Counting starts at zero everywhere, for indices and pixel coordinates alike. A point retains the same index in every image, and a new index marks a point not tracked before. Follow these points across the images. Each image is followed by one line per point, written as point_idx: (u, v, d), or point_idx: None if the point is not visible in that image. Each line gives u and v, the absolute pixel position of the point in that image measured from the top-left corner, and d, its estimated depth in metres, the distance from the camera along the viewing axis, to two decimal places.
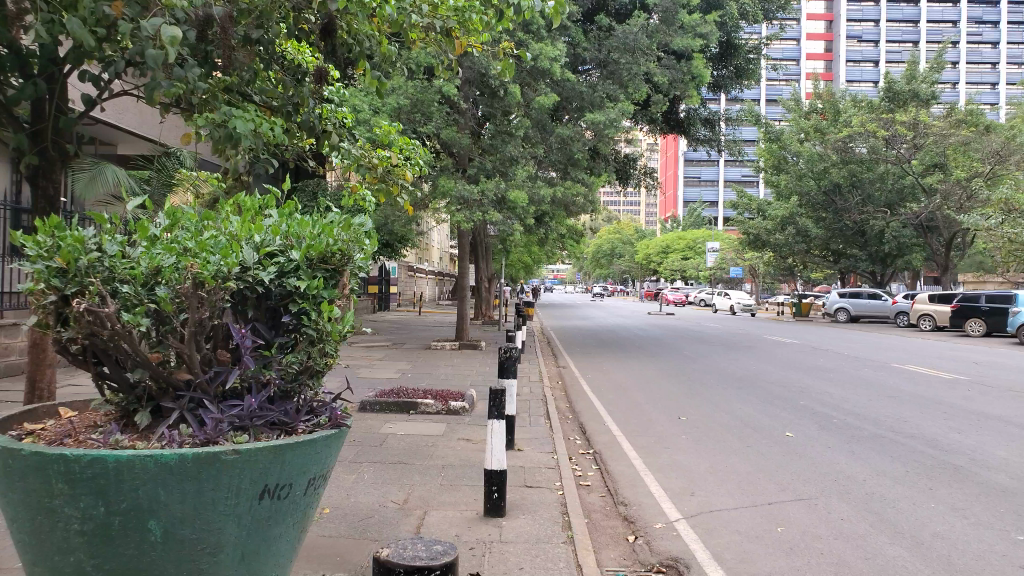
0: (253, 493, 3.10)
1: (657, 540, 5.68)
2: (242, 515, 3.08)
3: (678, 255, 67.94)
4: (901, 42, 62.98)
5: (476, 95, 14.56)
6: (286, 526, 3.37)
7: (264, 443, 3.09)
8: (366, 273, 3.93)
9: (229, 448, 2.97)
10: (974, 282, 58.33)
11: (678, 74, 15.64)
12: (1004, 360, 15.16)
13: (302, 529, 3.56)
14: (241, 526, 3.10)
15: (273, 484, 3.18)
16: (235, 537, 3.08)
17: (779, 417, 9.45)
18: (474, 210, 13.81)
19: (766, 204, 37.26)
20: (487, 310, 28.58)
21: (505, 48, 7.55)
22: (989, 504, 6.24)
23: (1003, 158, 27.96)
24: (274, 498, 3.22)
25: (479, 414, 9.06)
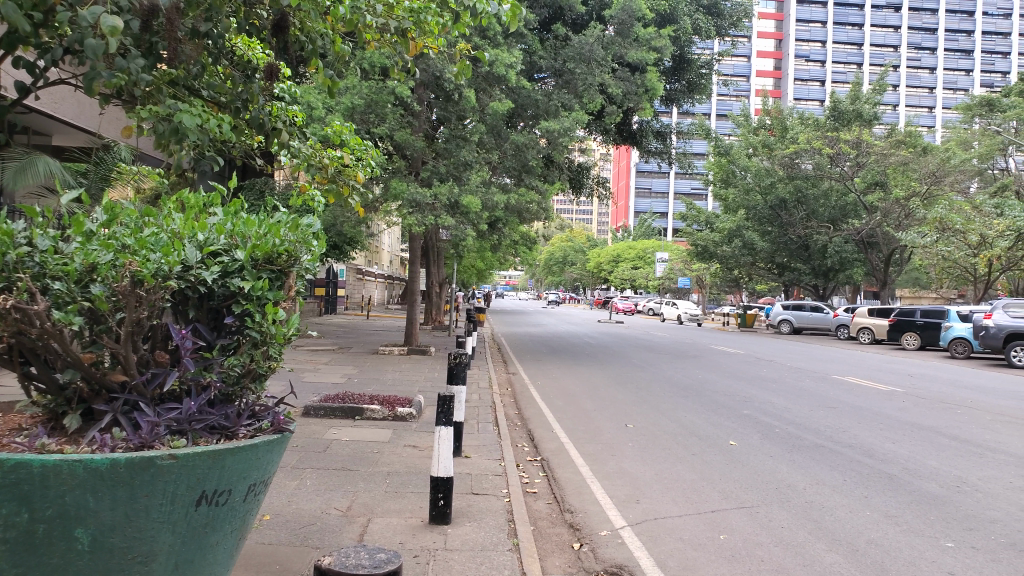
0: (188, 500, 2.99)
1: (603, 548, 5.69)
2: (177, 522, 2.98)
3: (628, 264, 68.80)
4: (846, 63, 65.02)
5: (431, 98, 14.49)
6: (223, 533, 3.27)
7: (202, 448, 2.99)
8: (314, 273, 3.84)
9: (165, 452, 2.87)
10: (910, 297, 60.43)
11: (632, 87, 15.85)
12: (938, 373, 15.75)
13: (240, 536, 3.46)
14: (176, 533, 2.99)
15: (211, 489, 3.08)
16: (169, 545, 2.98)
17: (722, 426, 9.61)
18: (426, 213, 13.73)
19: (714, 217, 38.00)
20: (438, 315, 28.49)
21: (461, 52, 7.51)
22: (921, 512, 6.44)
23: (939, 179, 28.63)
24: (212, 505, 3.12)
25: (427, 420, 8.97)
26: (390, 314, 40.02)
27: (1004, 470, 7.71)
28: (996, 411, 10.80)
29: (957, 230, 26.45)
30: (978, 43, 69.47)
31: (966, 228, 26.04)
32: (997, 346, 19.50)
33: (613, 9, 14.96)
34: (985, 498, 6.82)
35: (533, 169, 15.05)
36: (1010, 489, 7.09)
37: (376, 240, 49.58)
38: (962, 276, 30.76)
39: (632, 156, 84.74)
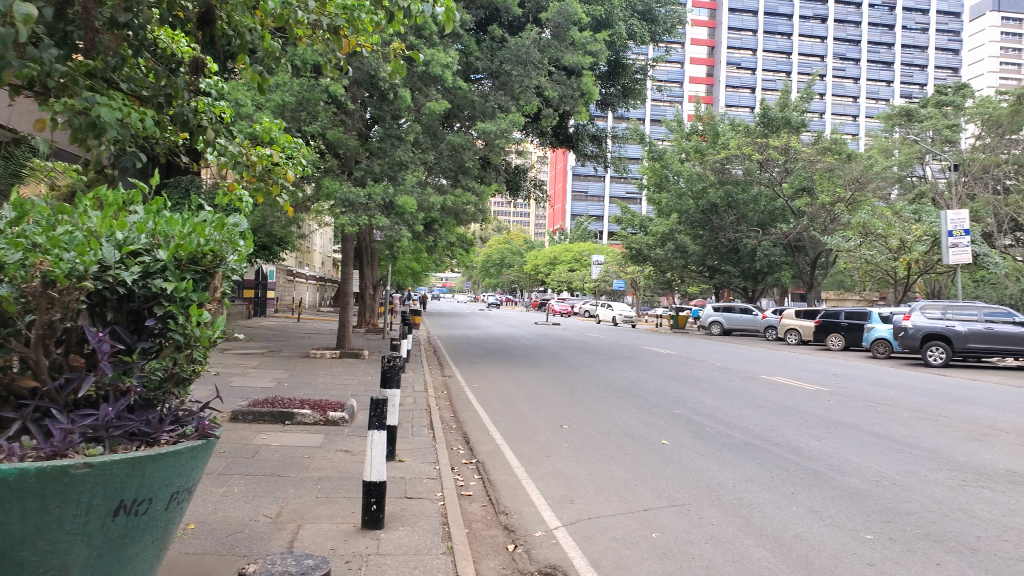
0: (104, 510, 2.90)
1: (537, 549, 5.69)
2: (92, 533, 2.88)
3: (564, 266, 69.39)
4: (776, 71, 67.10)
5: (365, 97, 14.34)
6: (144, 545, 3.16)
7: (122, 455, 2.90)
8: (242, 274, 3.72)
9: (80, 460, 2.77)
10: (836, 298, 62.75)
11: (569, 91, 16.01)
12: (860, 372, 16.39)
13: (162, 547, 3.35)
14: (92, 545, 2.90)
15: (130, 499, 2.98)
16: (83, 558, 2.88)
17: (655, 426, 9.75)
18: (360, 213, 13.55)
19: (648, 220, 38.64)
20: (372, 317, 28.17)
21: (396, 52, 7.43)
22: (843, 506, 6.67)
23: (862, 185, 30.12)
24: (131, 514, 3.01)
25: (359, 425, 8.83)
26: (322, 317, 39.34)
27: (920, 465, 8.05)
28: (913, 408, 11.29)
29: (879, 235, 27.61)
30: (897, 56, 72.69)
31: (887, 233, 27.23)
32: (914, 347, 20.37)
33: (549, 13, 15.02)
34: (902, 491, 7.10)
35: (469, 170, 15.06)
36: (925, 482, 7.40)
37: (308, 241, 48.67)
38: (883, 279, 32.06)
39: (568, 159, 85.24)
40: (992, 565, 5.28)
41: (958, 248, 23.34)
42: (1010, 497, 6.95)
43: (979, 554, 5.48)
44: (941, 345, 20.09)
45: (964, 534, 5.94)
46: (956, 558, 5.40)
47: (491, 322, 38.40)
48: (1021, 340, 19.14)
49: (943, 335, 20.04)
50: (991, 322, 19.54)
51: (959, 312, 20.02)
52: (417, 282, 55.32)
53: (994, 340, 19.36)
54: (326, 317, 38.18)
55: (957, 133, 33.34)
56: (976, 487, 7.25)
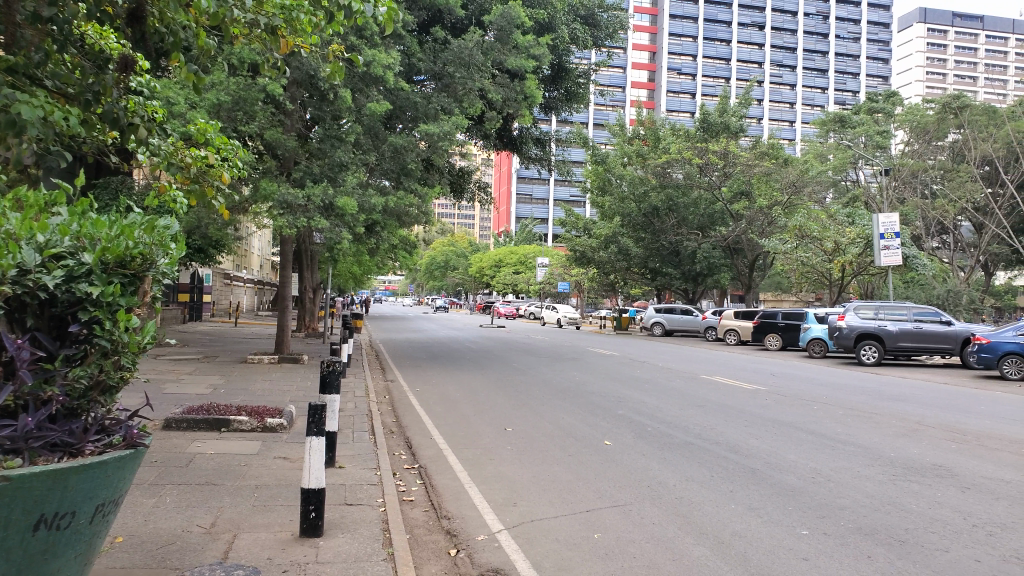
0: (25, 524, 2.89)
1: (479, 552, 5.67)
2: (9, 549, 2.86)
3: (510, 269, 69.51)
4: (715, 77, 68.59)
5: (305, 98, 14.16)
6: (66, 560, 3.11)
7: (42, 468, 2.89)
8: (173, 278, 3.64)
9: None
10: (774, 298, 64.50)
11: (512, 94, 16.02)
12: (796, 372, 16.85)
13: (86, 562, 3.29)
14: (8, 560, 2.87)
15: (52, 512, 2.96)
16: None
17: (599, 426, 9.84)
18: (299, 215, 13.34)
19: (592, 223, 39.00)
20: (312, 321, 27.73)
21: (335, 52, 7.32)
22: (780, 503, 6.82)
23: (798, 189, 30.97)
24: (52, 529, 2.99)
25: (299, 431, 8.66)
26: (259, 321, 38.49)
27: (853, 461, 8.30)
28: (846, 406, 11.65)
29: (815, 237, 28.50)
30: (830, 63, 75.12)
31: (822, 236, 28.15)
32: (849, 346, 21.00)
33: (492, 15, 15.01)
34: (836, 487, 7.30)
35: (412, 172, 14.90)
36: (857, 478, 7.64)
37: (246, 244, 47.61)
38: (818, 280, 32.98)
39: (512, 161, 85.33)
40: (919, 556, 5.47)
41: (889, 249, 24.13)
42: (936, 489, 7.23)
43: (907, 546, 5.68)
44: (874, 344, 20.77)
45: (894, 527, 6.14)
46: (885, 550, 5.59)
47: (436, 326, 38.26)
48: (947, 338, 19.94)
49: (876, 335, 20.73)
50: (919, 321, 20.32)
51: (891, 313, 20.73)
52: (360, 285, 54.65)
53: (923, 339, 20.13)
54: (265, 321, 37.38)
55: (887, 139, 34.57)
56: (905, 481, 7.52)
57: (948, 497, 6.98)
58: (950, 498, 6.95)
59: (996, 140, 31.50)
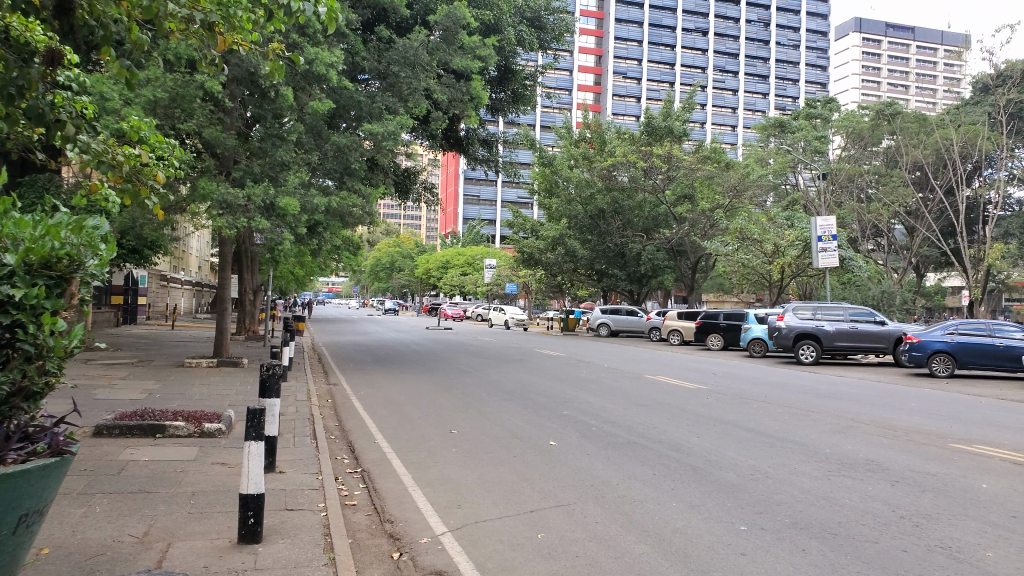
0: None
1: (422, 556, 5.64)
2: None
3: (457, 270, 69.30)
4: (660, 82, 69.71)
5: (245, 95, 13.90)
6: None
7: None
8: (103, 279, 3.53)
9: None
10: (716, 300, 65.98)
11: (458, 94, 16.00)
12: (738, 371, 17.22)
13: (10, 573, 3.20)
14: None
15: None
16: None
17: (544, 427, 9.90)
18: (238, 215, 13.07)
19: (539, 225, 39.16)
20: (253, 325, 27.16)
21: (275, 50, 7.12)
22: (719, 500, 6.96)
23: (740, 193, 32.05)
24: None
25: (238, 437, 8.48)
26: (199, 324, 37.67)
27: (790, 457, 8.52)
28: (784, 404, 11.95)
29: (755, 240, 29.31)
30: (771, 70, 77.03)
31: (762, 238, 29.04)
32: (788, 345, 21.51)
33: (437, 15, 14.99)
34: (774, 483, 7.48)
35: (355, 172, 14.76)
36: (793, 473, 7.85)
37: (184, 244, 46.28)
38: (759, 282, 33.83)
39: (459, 162, 85.03)
40: (851, 548, 5.65)
41: (826, 252, 24.78)
42: (868, 483, 7.48)
43: (840, 539, 5.85)
44: (811, 344, 21.33)
45: (827, 520, 6.34)
46: (819, 543, 5.76)
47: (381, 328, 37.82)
48: (880, 338, 20.66)
49: (813, 334, 21.30)
50: (855, 321, 21.00)
51: (827, 313, 21.36)
52: (303, 286, 53.72)
53: (858, 338, 20.82)
54: (204, 324, 36.44)
55: (825, 144, 35.62)
56: (839, 476, 7.74)
57: (879, 490, 7.23)
58: (881, 491, 7.19)
59: (926, 147, 32.49)
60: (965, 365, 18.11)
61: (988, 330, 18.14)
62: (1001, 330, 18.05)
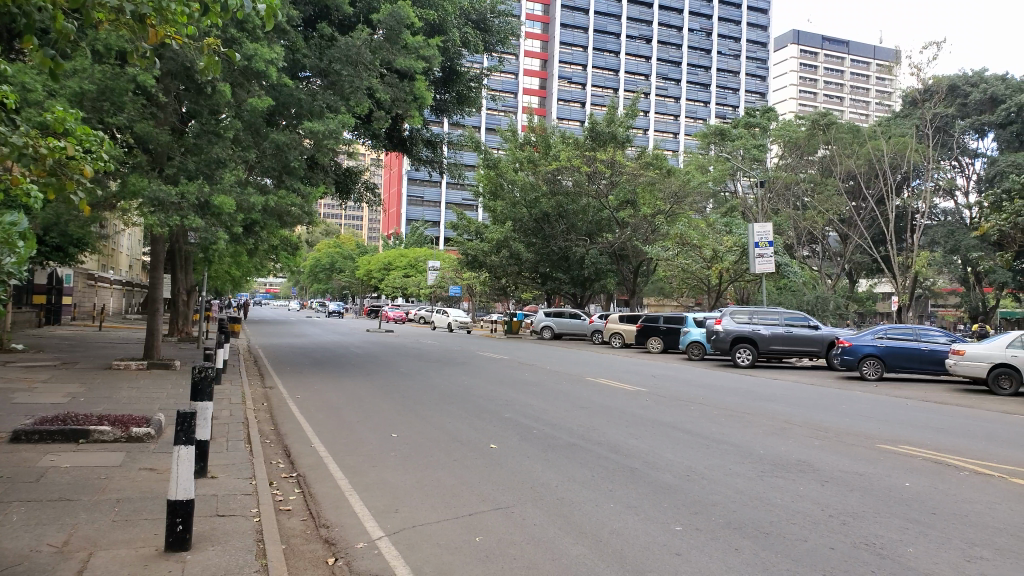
0: None
1: (358, 560, 5.57)
2: None
3: (399, 271, 68.58)
4: (604, 87, 70.69)
5: (179, 90, 13.56)
6: None
7: None
8: (18, 274, 4.08)
9: None
10: (657, 304, 67.08)
11: (401, 93, 15.87)
12: (676, 373, 17.53)
13: None
14: None
15: None
16: None
17: (485, 430, 9.89)
18: (170, 213, 12.71)
19: (483, 228, 39.06)
20: (186, 326, 26.48)
21: (210, 45, 6.88)
22: (655, 500, 7.07)
23: (680, 199, 32.63)
24: None
25: (167, 441, 8.24)
26: (128, 325, 36.38)
27: (726, 458, 8.70)
28: (721, 406, 12.21)
29: (695, 245, 29.93)
30: (713, 78, 78.76)
31: (702, 244, 29.75)
32: (725, 348, 22.02)
33: (381, 14, 14.84)
34: (709, 484, 7.63)
35: (295, 171, 14.52)
36: (728, 474, 8.02)
37: (114, 242, 44.78)
38: (698, 286, 34.54)
39: (402, 162, 84.48)
40: (781, 546, 5.81)
41: (763, 257, 25.37)
42: (799, 483, 7.69)
43: (771, 538, 6.01)
44: (748, 347, 21.85)
45: (760, 520, 6.48)
46: (751, 542, 5.90)
47: (321, 330, 37.22)
48: (814, 341, 21.31)
49: (750, 338, 21.84)
50: (790, 326, 21.61)
51: (764, 317, 21.92)
52: (239, 287, 52.44)
53: (793, 342, 21.42)
54: (134, 326, 35.17)
55: (763, 153, 36.53)
56: (772, 477, 7.95)
57: (810, 490, 7.45)
58: (811, 491, 7.41)
59: (859, 157, 33.78)
60: (893, 369, 18.82)
61: (915, 335, 18.89)
62: (927, 334, 18.84)
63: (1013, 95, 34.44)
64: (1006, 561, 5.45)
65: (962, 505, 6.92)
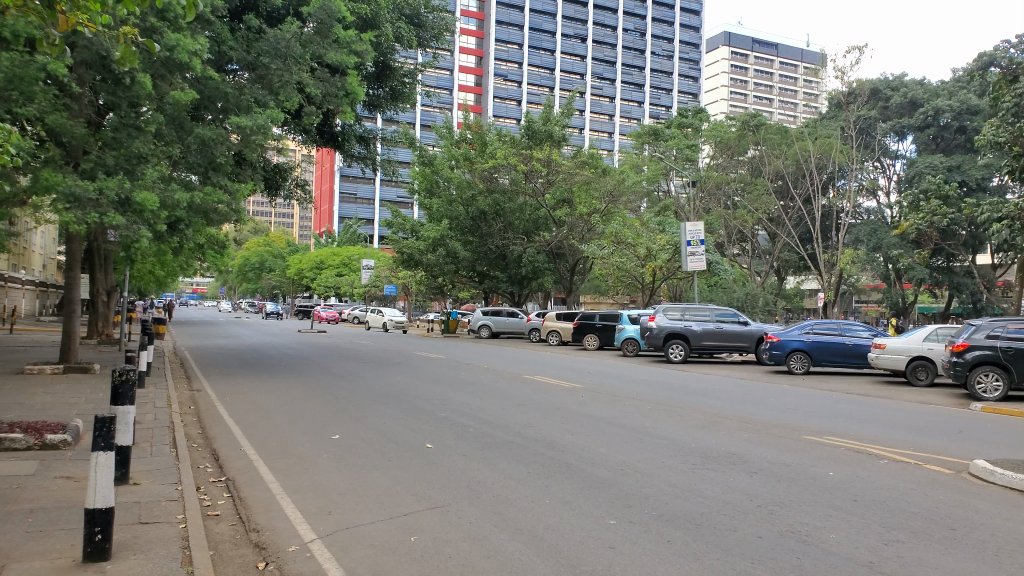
0: None
1: (290, 564, 5.44)
2: None
3: (332, 271, 67.35)
4: (540, 86, 71.06)
5: (95, 81, 13.05)
6: None
7: None
8: None
9: None
10: (593, 301, 67.93)
11: (331, 89, 15.64)
12: (612, 369, 17.77)
13: None
14: None
15: None
16: None
17: (420, 430, 9.81)
18: (88, 210, 12.21)
19: (419, 226, 38.74)
20: (106, 328, 25.44)
21: (126, 34, 6.61)
22: (590, 495, 7.14)
23: (615, 198, 33.37)
24: None
25: (86, 448, 7.91)
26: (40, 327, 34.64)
27: (659, 452, 8.85)
28: (654, 401, 12.42)
29: (629, 244, 30.49)
30: (646, 79, 80.14)
31: (636, 242, 30.35)
32: (658, 345, 22.44)
33: (311, 7, 14.63)
34: (642, 477, 7.74)
35: (221, 167, 14.17)
36: (661, 467, 8.16)
37: (25, 241, 42.61)
38: (633, 284, 35.06)
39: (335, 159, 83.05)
40: (711, 536, 5.94)
41: (695, 255, 25.90)
42: (729, 475, 7.87)
43: (703, 528, 6.13)
44: (680, 343, 22.31)
45: (691, 512, 6.61)
46: (683, 534, 6.00)
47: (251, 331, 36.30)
48: (743, 337, 21.91)
49: (682, 334, 22.28)
50: (720, 322, 22.16)
51: (696, 313, 22.43)
52: (164, 287, 50.68)
53: (723, 338, 21.95)
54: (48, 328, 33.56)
55: (695, 153, 37.26)
56: (703, 469, 8.12)
57: (739, 481, 7.65)
58: (741, 483, 7.58)
59: (787, 157, 35.06)
60: (819, 362, 19.49)
61: (839, 330, 19.64)
62: (850, 329, 19.60)
63: (930, 99, 36.20)
64: (920, 543, 5.71)
65: (881, 492, 7.21)
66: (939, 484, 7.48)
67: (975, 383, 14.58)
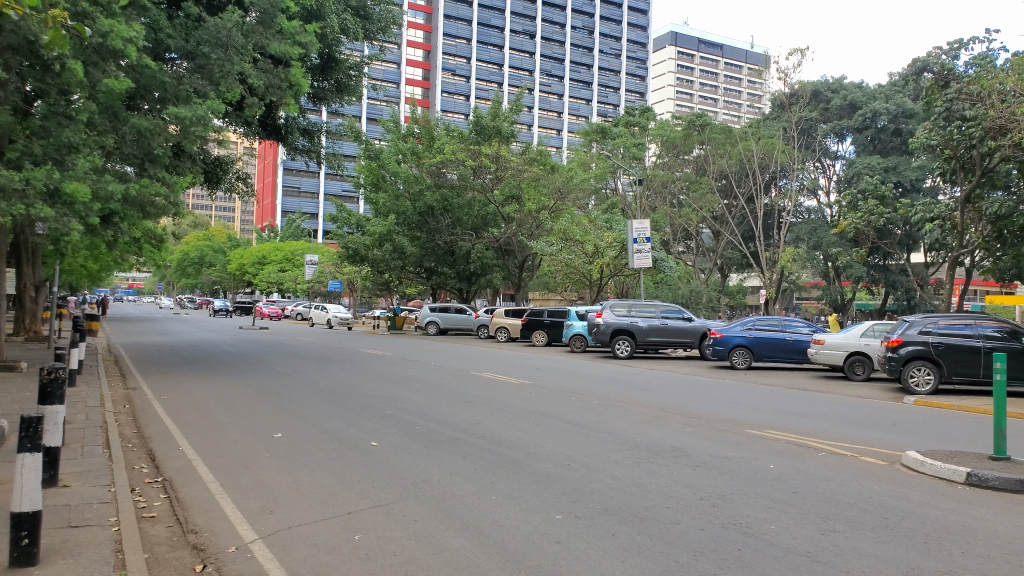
0: None
1: (229, 565, 5.32)
2: None
3: (275, 266, 66.06)
4: (488, 81, 71.03)
5: (22, 67, 12.49)
6: None
7: None
8: None
9: None
10: (541, 298, 68.32)
11: (275, 80, 15.31)
12: (559, 365, 17.88)
13: None
14: None
15: None
16: None
17: (365, 428, 9.69)
18: (13, 201, 11.68)
19: (365, 221, 38.27)
20: (35, 324, 24.46)
21: (55, 18, 6.31)
22: (536, 490, 7.17)
23: (564, 196, 33.20)
24: None
25: (12, 449, 7.58)
26: None
27: (604, 447, 8.93)
28: (600, 396, 12.54)
29: (577, 241, 30.82)
30: (594, 77, 80.72)
31: (584, 239, 30.64)
32: (605, 340, 22.66)
33: None
34: (588, 472, 7.81)
35: (158, 159, 13.81)
36: (606, 462, 8.24)
37: None
38: (580, 280, 35.24)
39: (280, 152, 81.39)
40: (656, 529, 6.02)
41: (641, 252, 26.21)
42: (673, 469, 7.98)
43: (647, 522, 6.21)
44: (626, 339, 22.57)
45: (635, 505, 6.69)
46: (627, 527, 6.07)
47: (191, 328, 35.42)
48: (687, 333, 22.29)
49: (628, 330, 22.53)
50: (666, 318, 22.51)
51: (641, 310, 22.73)
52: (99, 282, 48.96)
53: (668, 333, 22.28)
54: None
55: (642, 151, 37.69)
56: (648, 463, 8.23)
57: (682, 474, 7.77)
58: (684, 476, 7.71)
59: (730, 157, 35.83)
60: (761, 358, 19.96)
61: (780, 326, 20.12)
62: (791, 325, 20.11)
63: (868, 103, 37.32)
64: (856, 532, 5.89)
65: (819, 483, 7.41)
66: (873, 475, 7.73)
67: (908, 378, 15.12)
